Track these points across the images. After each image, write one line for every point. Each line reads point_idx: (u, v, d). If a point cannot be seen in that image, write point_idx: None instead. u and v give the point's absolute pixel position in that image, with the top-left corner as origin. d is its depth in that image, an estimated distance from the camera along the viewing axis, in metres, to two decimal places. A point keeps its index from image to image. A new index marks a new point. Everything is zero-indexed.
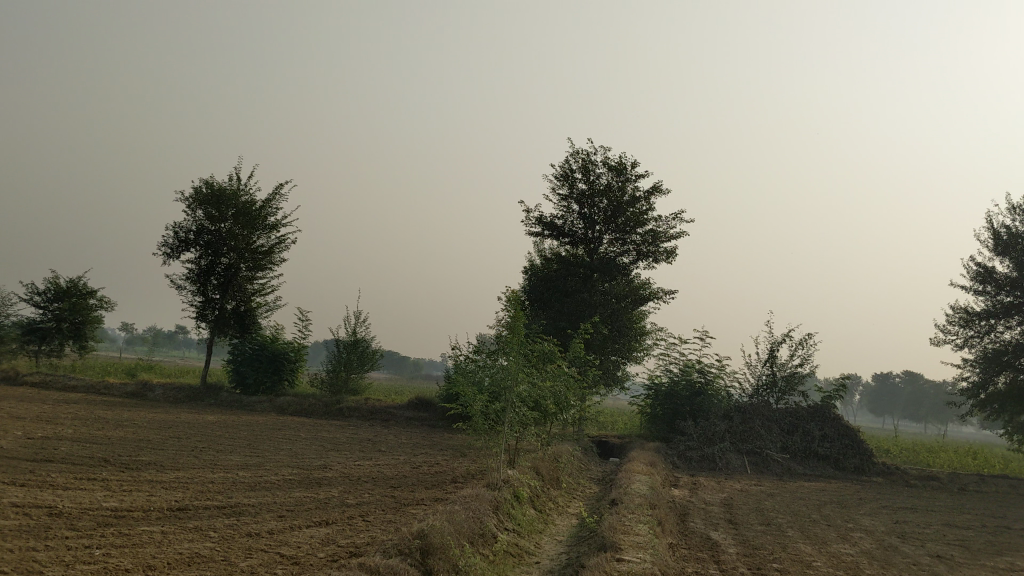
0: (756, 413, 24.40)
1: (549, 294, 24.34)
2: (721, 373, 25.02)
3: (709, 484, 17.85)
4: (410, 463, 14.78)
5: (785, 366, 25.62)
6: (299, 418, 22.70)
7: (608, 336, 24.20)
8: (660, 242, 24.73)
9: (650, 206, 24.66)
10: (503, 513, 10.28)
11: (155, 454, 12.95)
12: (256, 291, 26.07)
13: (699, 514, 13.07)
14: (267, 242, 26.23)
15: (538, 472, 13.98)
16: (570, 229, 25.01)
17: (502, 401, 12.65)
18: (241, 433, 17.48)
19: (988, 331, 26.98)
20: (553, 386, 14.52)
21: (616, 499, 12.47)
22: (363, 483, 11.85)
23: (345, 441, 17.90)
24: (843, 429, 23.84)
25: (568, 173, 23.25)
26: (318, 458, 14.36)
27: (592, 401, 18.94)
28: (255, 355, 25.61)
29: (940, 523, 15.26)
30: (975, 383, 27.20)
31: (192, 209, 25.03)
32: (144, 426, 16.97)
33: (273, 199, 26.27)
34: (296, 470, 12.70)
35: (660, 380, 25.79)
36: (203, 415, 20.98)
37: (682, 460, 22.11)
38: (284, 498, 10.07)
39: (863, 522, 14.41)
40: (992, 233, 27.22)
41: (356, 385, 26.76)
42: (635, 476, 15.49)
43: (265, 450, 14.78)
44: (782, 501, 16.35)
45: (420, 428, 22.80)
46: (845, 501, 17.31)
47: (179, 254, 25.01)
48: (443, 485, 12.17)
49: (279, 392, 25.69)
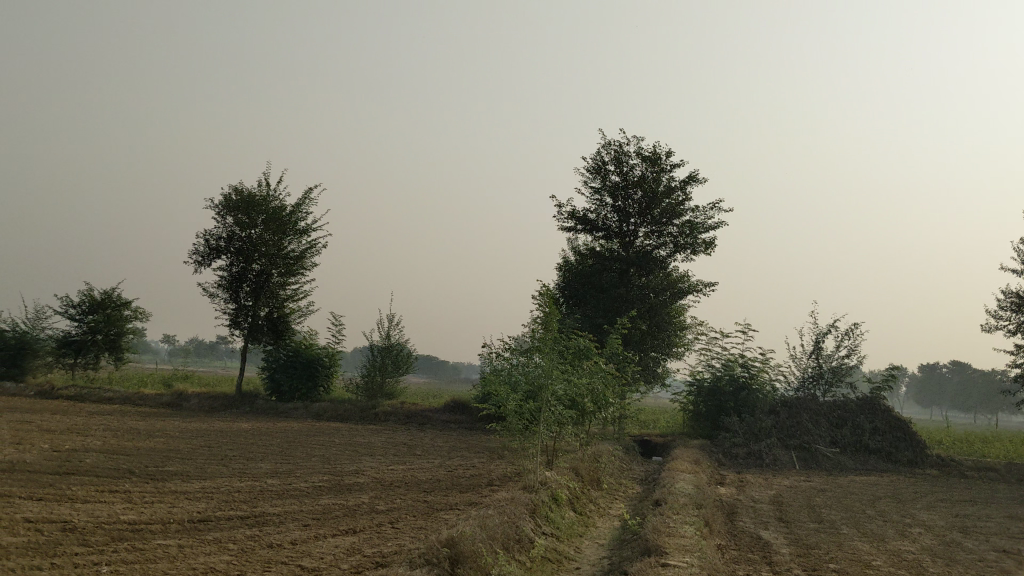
0: (802, 407, 23.67)
1: (586, 291, 23.78)
2: (765, 367, 24.34)
3: (757, 481, 17.20)
4: (445, 467, 14.33)
5: (830, 358, 24.90)
6: (335, 424, 22.36)
7: (647, 331, 23.57)
8: (698, 233, 24.07)
9: (686, 197, 24.03)
10: (539, 516, 9.78)
11: (182, 464, 12.61)
12: (289, 296, 25.75)
13: (747, 513, 12.49)
14: (298, 247, 25.96)
15: (578, 473, 13.45)
16: (604, 223, 24.44)
17: (538, 401, 12.15)
18: (273, 440, 17.15)
19: None
20: (590, 384, 13.99)
21: (661, 499, 11.91)
22: (396, 489, 11.39)
23: (380, 445, 17.50)
24: (894, 421, 23.04)
25: (600, 166, 22.70)
26: (350, 464, 13.94)
27: (632, 398, 18.37)
28: (289, 362, 25.31)
29: (1003, 516, 14.52)
30: None
31: (222, 216, 24.82)
32: (175, 436, 16.69)
33: (303, 203, 25.98)
34: (326, 476, 12.30)
35: (702, 376, 25.08)
36: (236, 423, 20.69)
37: (727, 457, 21.45)
38: (311, 506, 9.64)
39: (922, 517, 13.71)
40: None
41: (392, 389, 26.39)
42: (679, 475, 14.93)
43: (296, 457, 14.41)
44: (834, 497, 15.69)
45: (457, 431, 22.37)
46: (901, 495, 16.60)
47: (210, 261, 24.79)
48: (478, 489, 11.68)
49: (314, 398, 25.37)
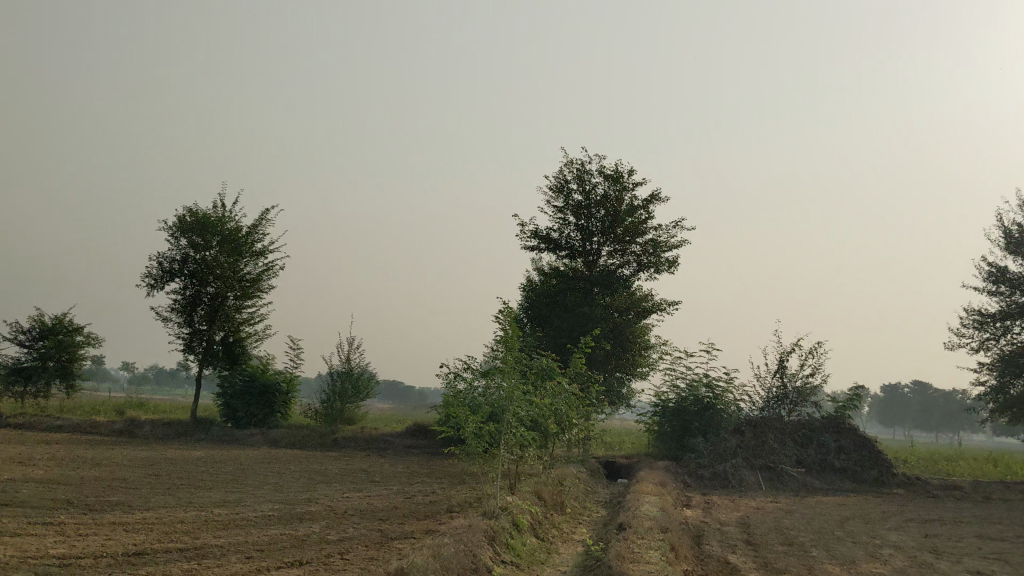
0: (768, 426, 23.42)
1: (549, 311, 23.45)
2: (729, 387, 24.05)
3: (723, 502, 16.89)
4: (403, 493, 13.85)
5: (795, 377, 24.67)
6: (292, 451, 21.77)
7: (611, 351, 23.26)
8: (661, 251, 23.88)
9: (649, 215, 23.83)
10: (499, 543, 9.35)
11: (126, 493, 12.03)
12: (245, 320, 25.17)
13: (714, 536, 12.14)
14: (255, 269, 25.41)
15: (540, 497, 13.03)
16: (567, 242, 24.14)
17: (498, 424, 11.72)
18: (226, 468, 16.56)
19: (1005, 333, 26.07)
20: (553, 405, 13.58)
21: (625, 523, 11.53)
22: (350, 517, 10.92)
23: (337, 472, 16.95)
24: (859, 440, 22.88)
25: (563, 185, 22.43)
26: (304, 492, 13.41)
27: (597, 420, 18.03)
28: (245, 387, 24.70)
29: (972, 536, 14.30)
30: (993, 388, 26.21)
31: (176, 238, 24.22)
32: (124, 465, 16.06)
33: (259, 225, 25.45)
34: (277, 505, 11.77)
35: (667, 397, 24.73)
36: (189, 451, 20.04)
37: (693, 479, 21.13)
38: (257, 536, 9.13)
39: (892, 537, 13.45)
40: (1002, 232, 26.48)
41: (353, 414, 25.85)
42: (644, 498, 14.57)
43: (248, 485, 13.87)
44: (802, 518, 15.42)
45: (418, 456, 21.88)
46: (868, 515, 16.36)
47: (164, 284, 24.15)
48: (437, 516, 11.23)
49: (271, 425, 24.75)
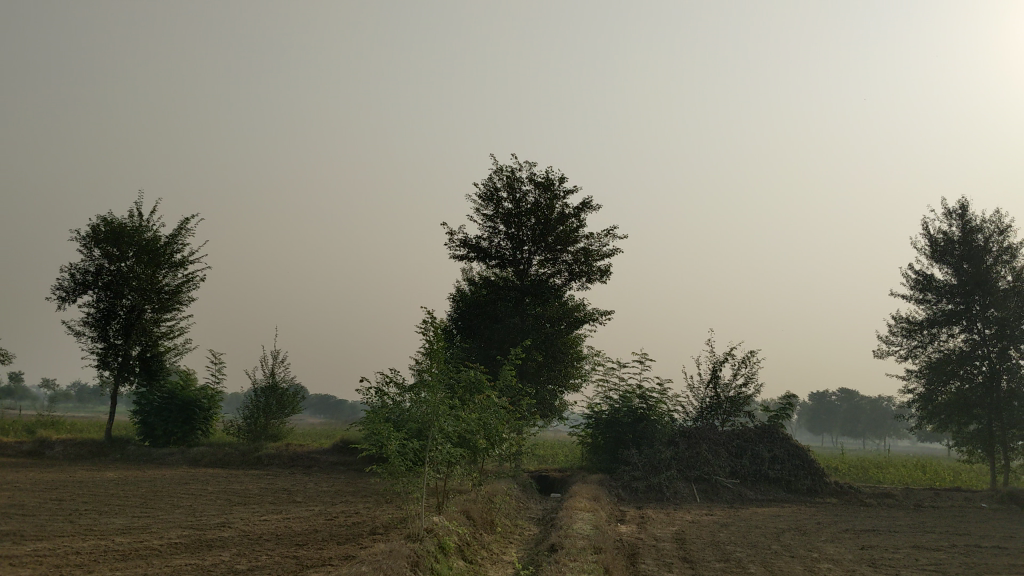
0: (701, 437, 23.17)
1: (479, 322, 22.90)
2: (663, 398, 23.82)
3: (658, 517, 16.53)
4: (325, 514, 13.16)
5: (728, 387, 24.51)
6: (212, 470, 20.84)
7: (542, 363, 22.81)
8: (593, 260, 23.56)
9: (581, 223, 23.49)
10: (422, 568, 8.77)
11: (21, 522, 11.13)
12: (164, 333, 24.15)
13: (649, 554, 11.73)
14: (174, 281, 24.43)
15: (469, 516, 12.46)
16: (497, 251, 23.64)
17: (424, 440, 11.15)
18: (137, 490, 15.63)
19: (932, 340, 26.25)
20: (482, 419, 13.03)
21: (557, 543, 11.04)
22: (264, 543, 10.23)
23: (256, 492, 16.15)
24: (792, 450, 22.79)
25: (493, 192, 21.94)
26: (217, 515, 12.63)
27: (528, 433, 17.53)
28: (163, 404, 23.68)
29: (907, 546, 14.13)
30: (922, 396, 26.36)
31: (89, 249, 23.14)
32: (25, 489, 15.04)
33: (178, 235, 24.49)
34: (187, 531, 11.00)
35: (600, 409, 24.35)
36: (101, 472, 19.01)
37: (628, 492, 20.73)
38: (159, 568, 8.39)
39: (828, 550, 13.18)
40: (929, 240, 26.77)
41: (278, 430, 24.99)
42: (577, 514, 14.11)
43: (158, 509, 13.03)
44: (737, 531, 15.09)
45: (344, 474, 21.13)
46: (803, 526, 16.13)
47: (75, 296, 23.02)
48: (358, 539, 10.61)
49: (191, 442, 23.77)
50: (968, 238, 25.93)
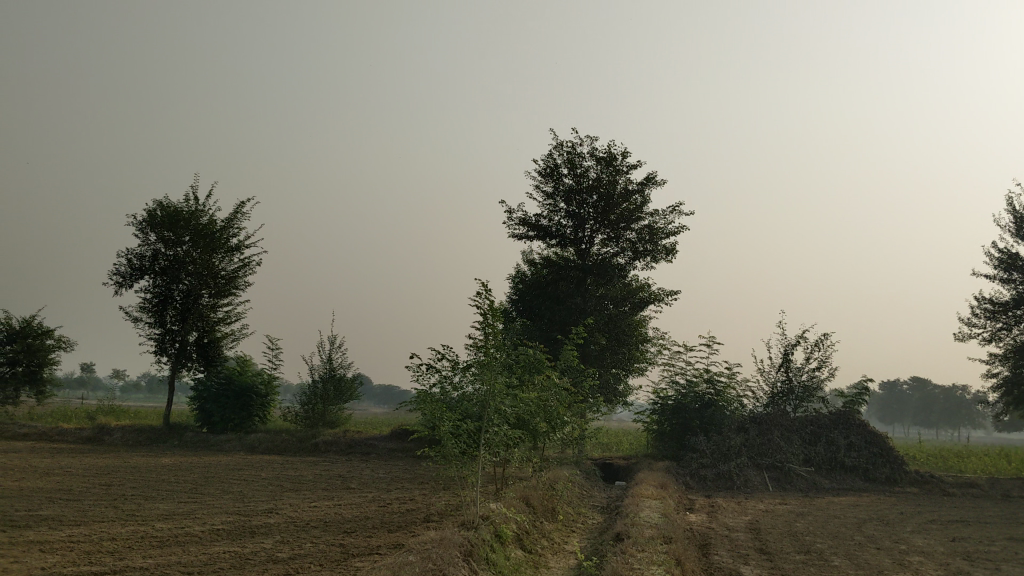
0: (774, 423, 22.13)
1: (540, 304, 22.18)
2: (731, 383, 22.86)
3: (730, 506, 15.65)
4: (378, 501, 12.57)
5: (801, 371, 23.43)
6: (268, 457, 20.48)
7: (606, 345, 22.03)
8: (658, 238, 22.69)
9: (645, 200, 22.59)
10: (477, 559, 8.09)
11: (64, 507, 10.73)
12: (221, 319, 23.90)
13: (723, 544, 10.91)
14: (230, 265, 24.15)
15: (529, 503, 11.76)
16: (557, 230, 22.84)
17: (479, 423, 10.46)
18: (189, 476, 15.26)
19: (1018, 322, 24.79)
20: (541, 401, 12.29)
21: (623, 532, 10.30)
22: (311, 530, 9.66)
23: (310, 478, 15.65)
24: (870, 436, 21.67)
25: (553, 168, 21.15)
26: (267, 501, 12.14)
27: (591, 418, 16.77)
28: (221, 390, 23.44)
29: (1003, 539, 13.04)
30: (1007, 381, 24.90)
31: (146, 234, 22.94)
32: (76, 474, 14.75)
33: (234, 219, 24.17)
34: (232, 517, 10.49)
35: (666, 394, 23.46)
36: (156, 458, 18.73)
37: (696, 480, 19.84)
38: (193, 555, 7.81)
39: (917, 542, 12.21)
40: (1013, 217, 25.30)
41: (336, 417, 24.62)
42: (644, 502, 13.30)
43: (207, 495, 12.58)
44: (815, 521, 14.15)
45: (401, 461, 20.62)
46: (887, 517, 15.12)
47: (132, 282, 22.85)
48: (410, 527, 9.98)
49: (249, 429, 23.48)
50: None
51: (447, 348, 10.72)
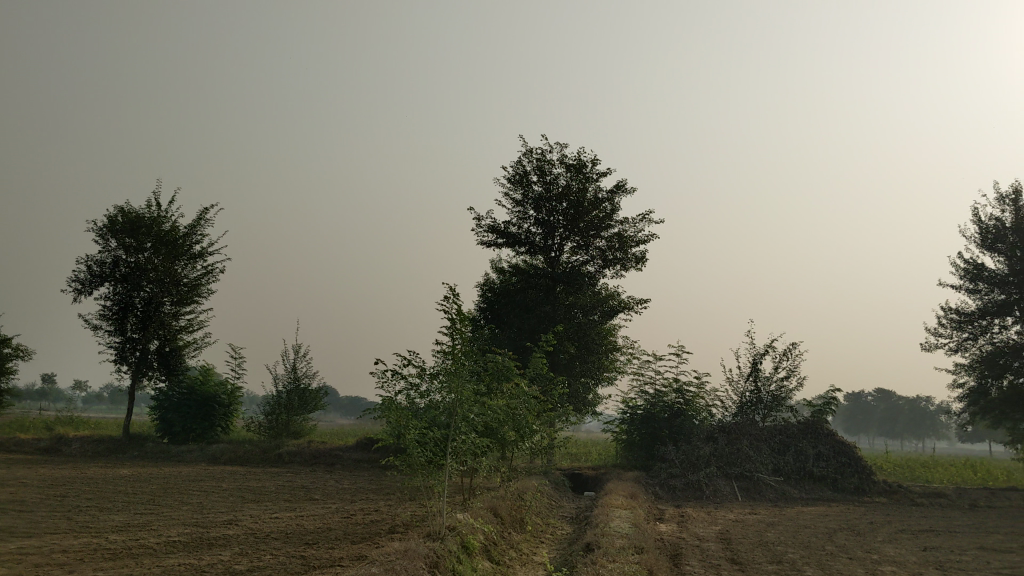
0: (743, 432, 22.02)
1: (508, 312, 21.96)
2: (700, 392, 22.76)
3: (700, 516, 15.48)
4: (342, 512, 12.25)
5: (769, 381, 23.37)
6: (230, 467, 20.05)
7: (575, 354, 21.84)
8: (628, 246, 22.57)
9: (615, 208, 22.48)
10: (442, 570, 7.83)
11: (14, 519, 10.32)
12: (183, 327, 23.44)
13: (694, 554, 10.72)
14: (193, 273, 23.70)
15: (497, 514, 11.49)
16: (526, 237, 22.65)
17: (445, 430, 10.20)
18: (147, 487, 14.83)
19: (984, 332, 24.91)
20: (510, 409, 12.05)
21: (592, 543, 10.07)
22: (272, 542, 9.34)
23: (273, 490, 15.27)
24: (838, 446, 21.63)
25: (523, 175, 20.98)
26: (227, 513, 11.78)
27: (560, 427, 16.55)
28: (182, 400, 22.95)
29: (974, 548, 12.97)
30: (973, 391, 24.98)
31: (107, 240, 22.47)
32: (29, 485, 14.29)
33: (198, 226, 23.74)
34: (189, 529, 10.14)
35: (635, 404, 23.30)
36: (115, 469, 18.25)
37: (665, 490, 19.67)
38: (146, 567, 7.49)
39: (888, 552, 12.09)
40: (979, 228, 25.49)
41: (300, 428, 24.20)
42: (614, 512, 13.10)
43: (165, 506, 12.19)
44: (785, 531, 14.01)
45: (366, 472, 20.26)
46: (857, 526, 15.02)
47: (92, 289, 22.35)
48: (374, 539, 9.69)
49: (211, 439, 23.00)
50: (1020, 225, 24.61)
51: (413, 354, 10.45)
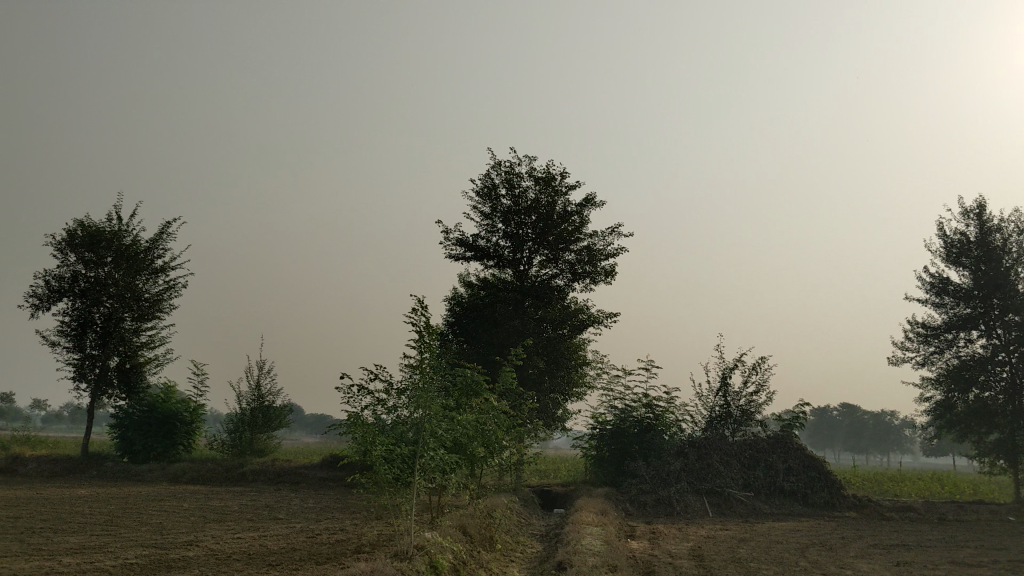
0: (712, 447, 21.92)
1: (476, 327, 21.72)
2: (670, 407, 22.64)
3: (671, 532, 15.30)
4: (306, 532, 11.92)
5: (739, 395, 23.30)
6: (192, 487, 19.60)
7: (544, 369, 21.63)
8: (597, 260, 22.44)
9: (584, 222, 22.34)
10: None
11: None
12: (144, 343, 22.95)
13: (667, 572, 10.53)
14: (155, 288, 23.25)
15: (466, 532, 11.23)
16: (495, 251, 22.45)
17: (414, 446, 9.93)
18: (105, 508, 14.39)
19: (950, 345, 25.03)
20: (479, 425, 11.81)
21: (564, 561, 9.85)
22: (234, 563, 9.02)
23: (235, 509, 14.88)
24: (808, 461, 21.58)
25: (491, 188, 20.79)
26: (187, 533, 11.40)
27: (530, 443, 16.32)
28: (143, 418, 22.45)
29: (946, 563, 12.89)
30: (939, 404, 25.06)
31: (65, 255, 21.96)
32: None
33: (160, 240, 23.30)
34: (148, 551, 9.79)
35: (604, 419, 23.11)
36: (72, 489, 17.75)
37: (635, 506, 19.48)
38: None
39: (862, 567, 11.97)
40: (944, 242, 25.65)
41: (264, 446, 23.76)
42: (585, 529, 12.89)
43: (122, 527, 11.80)
44: (758, 547, 13.86)
45: (332, 490, 19.89)
46: (828, 541, 14.91)
47: (50, 304, 21.81)
48: (340, 559, 9.40)
49: (172, 458, 22.50)
50: (985, 239, 24.80)
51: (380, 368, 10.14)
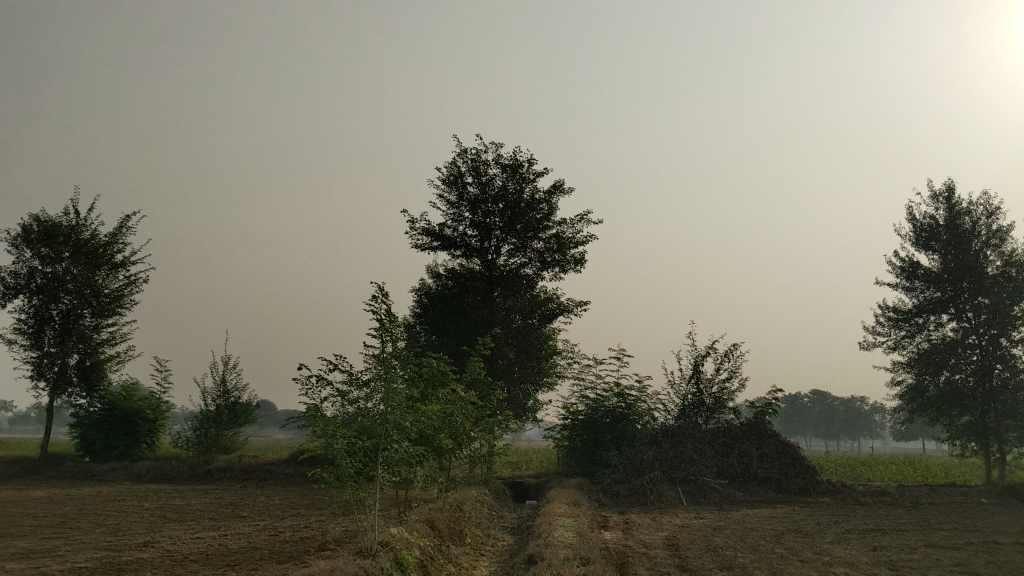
0: (685, 435, 21.73)
1: (444, 317, 21.36)
2: (642, 396, 22.45)
3: (645, 522, 15.06)
4: (269, 530, 11.55)
5: (711, 383, 23.12)
6: (155, 486, 19.12)
7: (514, 359, 21.35)
8: (566, 248, 22.16)
9: (553, 210, 22.04)
10: None
11: None
12: (104, 340, 22.39)
13: (642, 563, 10.25)
14: (115, 283, 22.71)
15: (434, 527, 10.90)
16: (462, 240, 22.08)
17: (377, 439, 9.58)
18: (62, 509, 13.92)
19: (920, 329, 24.98)
20: (446, 416, 11.49)
21: (535, 555, 9.55)
22: (191, 564, 8.64)
23: (198, 508, 14.47)
24: (781, 447, 21.45)
25: (458, 176, 20.42)
26: (144, 534, 11.00)
27: (500, 435, 16.01)
28: (104, 416, 21.95)
29: (922, 546, 12.72)
30: (911, 388, 25.02)
31: (21, 250, 21.34)
32: None
33: (119, 233, 22.73)
34: (101, 553, 9.38)
35: (576, 409, 22.85)
36: (29, 491, 17.23)
37: (608, 496, 19.24)
38: None
39: (838, 553, 11.76)
40: (913, 226, 25.60)
41: (230, 443, 23.29)
42: (556, 521, 12.57)
43: (77, 529, 11.37)
44: (732, 535, 13.64)
45: (299, 486, 19.48)
46: (803, 528, 14.73)
47: (5, 301, 21.18)
48: (302, 557, 9.04)
49: (136, 457, 22.00)
50: (954, 222, 24.76)
51: (341, 358, 9.79)
